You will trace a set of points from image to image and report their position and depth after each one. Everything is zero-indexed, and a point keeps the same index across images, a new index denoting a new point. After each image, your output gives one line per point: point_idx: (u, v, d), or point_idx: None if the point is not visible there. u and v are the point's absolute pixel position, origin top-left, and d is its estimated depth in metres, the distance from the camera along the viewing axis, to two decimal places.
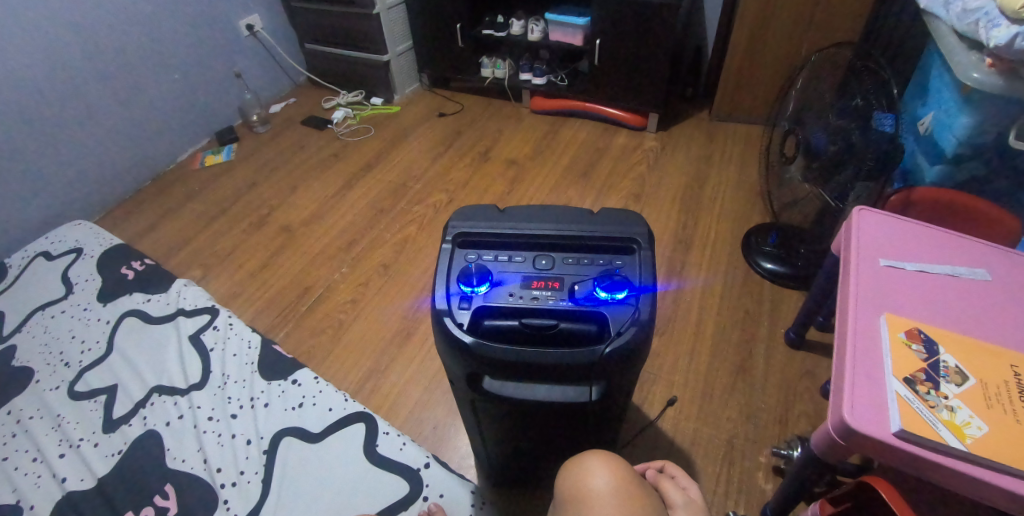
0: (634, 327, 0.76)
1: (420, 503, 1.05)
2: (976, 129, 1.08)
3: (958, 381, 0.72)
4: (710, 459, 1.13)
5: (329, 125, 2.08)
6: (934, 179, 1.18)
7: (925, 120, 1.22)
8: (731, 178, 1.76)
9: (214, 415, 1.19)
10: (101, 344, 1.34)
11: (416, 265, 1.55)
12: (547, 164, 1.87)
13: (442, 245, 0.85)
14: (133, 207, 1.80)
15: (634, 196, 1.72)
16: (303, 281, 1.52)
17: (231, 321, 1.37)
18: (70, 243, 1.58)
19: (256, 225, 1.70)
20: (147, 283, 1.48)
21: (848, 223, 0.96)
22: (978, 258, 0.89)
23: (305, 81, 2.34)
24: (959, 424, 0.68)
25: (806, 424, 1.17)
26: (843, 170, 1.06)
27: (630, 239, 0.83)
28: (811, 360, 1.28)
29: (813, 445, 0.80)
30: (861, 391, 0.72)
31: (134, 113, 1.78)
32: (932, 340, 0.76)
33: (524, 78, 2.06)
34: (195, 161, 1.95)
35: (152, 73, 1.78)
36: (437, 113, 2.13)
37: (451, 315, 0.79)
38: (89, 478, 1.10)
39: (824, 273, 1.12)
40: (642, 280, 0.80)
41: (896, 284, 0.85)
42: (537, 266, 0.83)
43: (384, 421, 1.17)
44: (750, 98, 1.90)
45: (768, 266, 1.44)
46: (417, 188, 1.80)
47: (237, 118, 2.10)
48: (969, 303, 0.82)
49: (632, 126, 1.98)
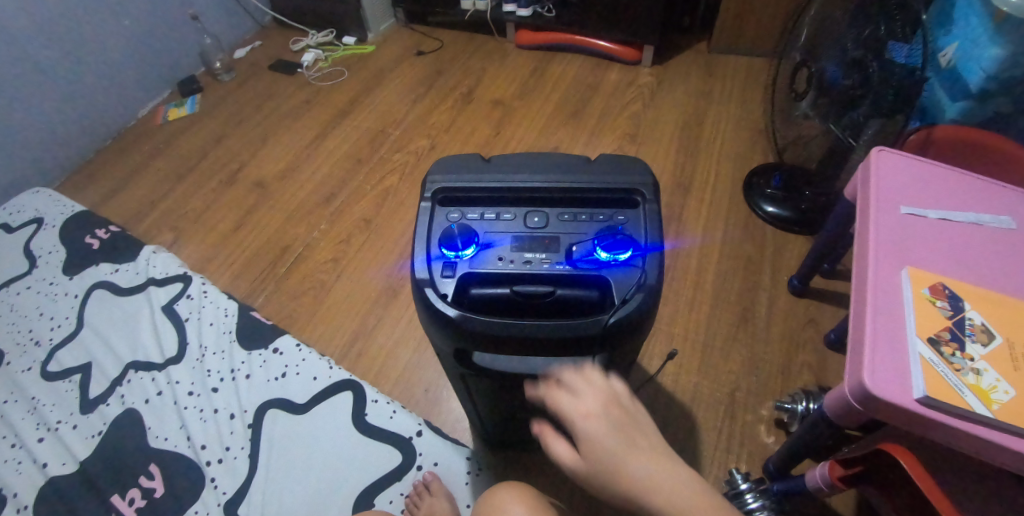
0: (641, 293, 0.68)
1: (415, 472, 1.03)
2: (1008, 61, 0.99)
3: (985, 340, 0.67)
4: (711, 414, 1.10)
5: (299, 69, 1.93)
6: (955, 116, 1.09)
7: (947, 52, 1.11)
8: (731, 114, 1.65)
9: (194, 390, 1.15)
10: (71, 319, 1.28)
11: (399, 220, 1.46)
12: (536, 104, 1.74)
13: (421, 203, 0.76)
14: (95, 169, 1.68)
15: (628, 136, 1.61)
16: (280, 241, 1.44)
17: (205, 289, 1.30)
18: (30, 213, 1.48)
19: (227, 183, 1.59)
20: (114, 251, 1.39)
21: (864, 165, 0.88)
22: (1002, 204, 0.82)
23: (270, 22, 2.15)
24: (985, 388, 0.63)
25: (810, 374, 1.13)
26: (857, 106, 0.99)
27: (633, 190, 0.75)
28: (815, 306, 1.23)
29: (825, 407, 0.76)
30: (881, 352, 0.66)
31: (85, 68, 1.62)
32: (958, 295, 0.71)
33: (508, 10, 1.90)
34: (158, 116, 1.81)
35: (99, 21, 1.60)
36: (415, 52, 1.97)
37: (434, 285, 0.71)
38: (71, 462, 1.06)
39: (838, 213, 1.03)
40: (647, 238, 0.72)
41: (917, 232, 0.78)
42: (529, 224, 0.74)
43: (373, 388, 1.13)
44: (752, 27, 1.76)
45: (770, 210, 1.37)
46: (397, 135, 1.68)
47: (198, 66, 1.94)
48: (994, 253, 0.76)
49: (626, 59, 1.84)
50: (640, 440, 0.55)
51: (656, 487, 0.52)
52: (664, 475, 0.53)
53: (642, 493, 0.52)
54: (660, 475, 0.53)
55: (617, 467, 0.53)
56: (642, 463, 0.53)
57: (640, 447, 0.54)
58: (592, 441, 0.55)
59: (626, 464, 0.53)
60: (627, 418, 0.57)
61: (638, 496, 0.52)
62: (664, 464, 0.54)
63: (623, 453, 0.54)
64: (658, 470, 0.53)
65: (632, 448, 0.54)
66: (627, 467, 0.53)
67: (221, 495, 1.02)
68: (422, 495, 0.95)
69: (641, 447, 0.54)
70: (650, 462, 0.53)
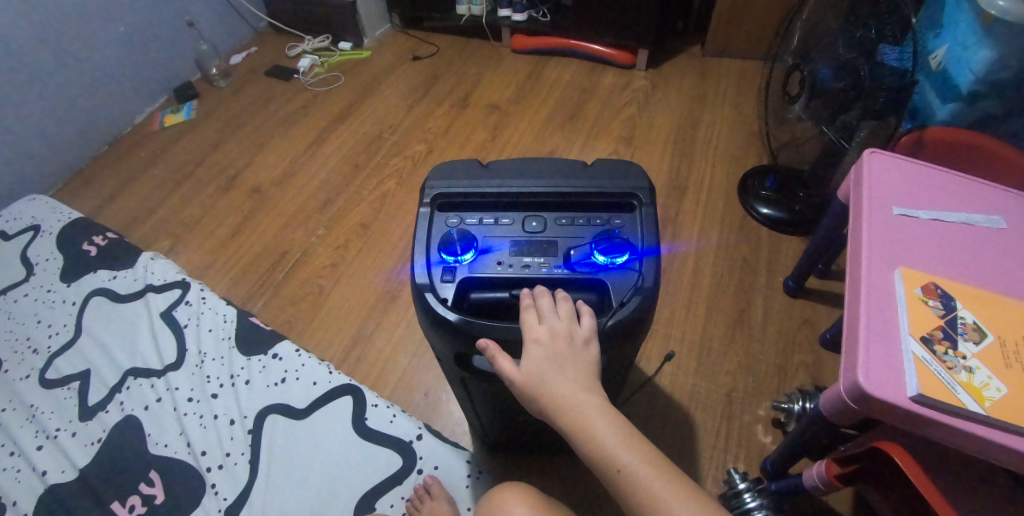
0: (638, 296, 0.69)
1: (415, 476, 1.03)
2: (996, 63, 1.01)
3: (977, 338, 0.68)
4: (709, 414, 1.11)
5: (295, 75, 1.93)
6: (946, 118, 1.11)
7: (937, 54, 1.12)
8: (725, 117, 1.67)
9: (194, 396, 1.15)
10: (69, 327, 1.28)
11: (397, 224, 1.47)
12: (532, 108, 1.75)
13: (420, 208, 0.77)
14: (91, 176, 1.68)
15: (623, 140, 1.62)
16: (278, 246, 1.44)
17: (204, 295, 1.30)
18: (27, 220, 1.48)
19: (224, 189, 1.59)
20: (112, 258, 1.39)
21: (857, 167, 0.89)
22: (992, 205, 0.84)
23: (266, 28, 2.15)
24: (978, 385, 0.64)
25: (806, 374, 1.15)
26: (849, 109, 1.01)
27: (630, 194, 0.76)
28: (810, 306, 1.25)
29: (821, 406, 0.77)
30: (875, 351, 0.67)
31: (80, 74, 1.62)
32: (950, 295, 0.72)
33: (503, 14, 1.91)
34: (153, 122, 1.81)
35: (96, 27, 1.61)
36: (411, 57, 1.98)
37: (434, 289, 0.71)
38: (71, 469, 1.06)
39: (832, 215, 1.05)
40: (644, 242, 0.73)
41: (909, 233, 0.79)
42: (527, 229, 0.75)
43: (373, 392, 1.14)
44: (745, 31, 1.77)
45: (764, 211, 1.38)
46: (394, 139, 1.69)
47: (194, 73, 1.94)
48: (984, 253, 0.78)
49: (621, 63, 1.85)
50: (573, 369, 0.60)
51: (569, 408, 0.58)
52: (580, 399, 0.58)
53: (555, 410, 0.59)
54: (577, 399, 0.58)
55: (541, 386, 0.59)
56: (565, 386, 0.59)
57: (571, 375, 0.60)
58: (531, 362, 0.61)
59: (552, 384, 0.59)
60: (569, 351, 0.61)
61: (551, 412, 0.59)
62: (586, 390, 0.59)
63: (552, 376, 0.60)
64: (578, 395, 0.58)
65: (561, 375, 0.60)
66: (550, 386, 0.59)
67: (222, 501, 1.02)
68: (423, 499, 0.95)
69: (569, 375, 0.60)
70: (572, 387, 0.59)
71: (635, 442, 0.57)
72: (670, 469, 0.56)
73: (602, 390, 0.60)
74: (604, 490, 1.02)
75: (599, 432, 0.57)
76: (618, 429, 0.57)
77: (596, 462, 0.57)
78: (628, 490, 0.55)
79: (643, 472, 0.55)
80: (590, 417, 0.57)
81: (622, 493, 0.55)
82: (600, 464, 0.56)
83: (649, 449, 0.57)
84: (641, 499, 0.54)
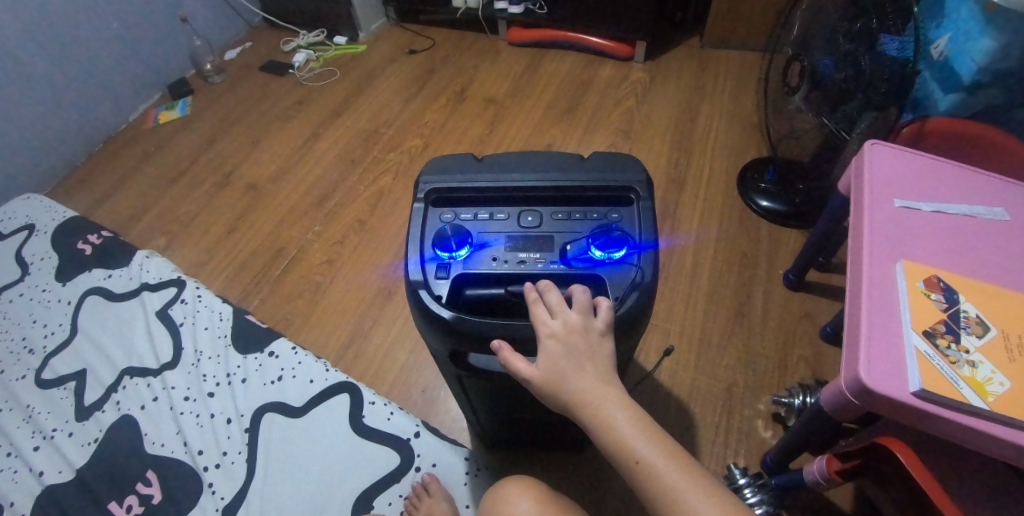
0: (636, 292, 0.68)
1: (413, 474, 1.02)
2: (998, 52, 1.00)
3: (980, 332, 0.67)
4: (709, 409, 1.10)
5: (291, 70, 1.91)
6: (948, 108, 1.09)
7: (939, 43, 1.10)
8: (725, 109, 1.65)
9: (191, 395, 1.14)
10: (65, 326, 1.27)
11: (394, 220, 1.46)
12: (529, 101, 1.74)
13: (414, 204, 0.76)
14: (86, 174, 1.66)
15: (622, 132, 1.61)
16: (274, 243, 1.43)
17: (199, 292, 1.29)
18: (22, 219, 1.47)
19: (219, 185, 1.58)
20: (108, 257, 1.38)
21: (858, 159, 0.88)
22: (995, 196, 0.82)
23: (261, 23, 2.13)
24: (981, 380, 0.63)
25: (806, 368, 1.14)
26: (848, 100, 0.99)
27: (627, 187, 0.75)
28: (810, 300, 1.24)
29: (822, 402, 0.76)
30: (877, 345, 0.66)
31: (71, 72, 1.60)
32: (952, 288, 0.71)
33: (500, 7, 1.89)
34: (149, 118, 1.80)
35: (88, 22, 1.59)
36: (407, 51, 1.96)
37: (428, 286, 0.70)
38: (68, 470, 1.06)
39: (832, 207, 1.03)
40: (642, 236, 0.72)
41: (911, 226, 0.78)
42: (523, 223, 0.74)
43: (369, 390, 1.13)
44: (744, 23, 1.76)
45: (764, 204, 1.37)
46: (390, 134, 1.67)
47: (190, 68, 1.92)
48: (987, 246, 0.76)
49: (619, 56, 1.83)
50: (592, 365, 0.58)
51: (589, 404, 0.57)
52: (602, 393, 0.57)
53: (575, 405, 0.57)
54: (596, 394, 0.57)
55: (558, 383, 0.58)
56: (585, 381, 0.57)
57: (588, 368, 0.58)
58: (546, 358, 0.59)
59: (571, 379, 0.58)
60: (587, 347, 0.59)
61: (572, 407, 0.58)
62: (606, 384, 0.58)
63: (572, 372, 0.58)
64: (598, 389, 0.57)
65: (580, 370, 0.58)
66: (568, 383, 0.57)
67: (219, 500, 1.02)
68: (422, 497, 0.95)
69: (589, 370, 0.58)
70: (593, 382, 0.57)
71: (654, 435, 0.55)
72: (689, 463, 0.54)
73: (621, 382, 0.59)
74: (604, 486, 1.01)
75: (619, 425, 0.55)
76: (637, 422, 0.56)
77: (614, 453, 0.56)
78: (648, 482, 0.54)
79: (664, 466, 0.54)
80: (611, 412, 0.56)
81: (642, 485, 0.54)
82: (618, 456, 0.55)
83: (670, 443, 0.55)
84: (660, 491, 0.53)
